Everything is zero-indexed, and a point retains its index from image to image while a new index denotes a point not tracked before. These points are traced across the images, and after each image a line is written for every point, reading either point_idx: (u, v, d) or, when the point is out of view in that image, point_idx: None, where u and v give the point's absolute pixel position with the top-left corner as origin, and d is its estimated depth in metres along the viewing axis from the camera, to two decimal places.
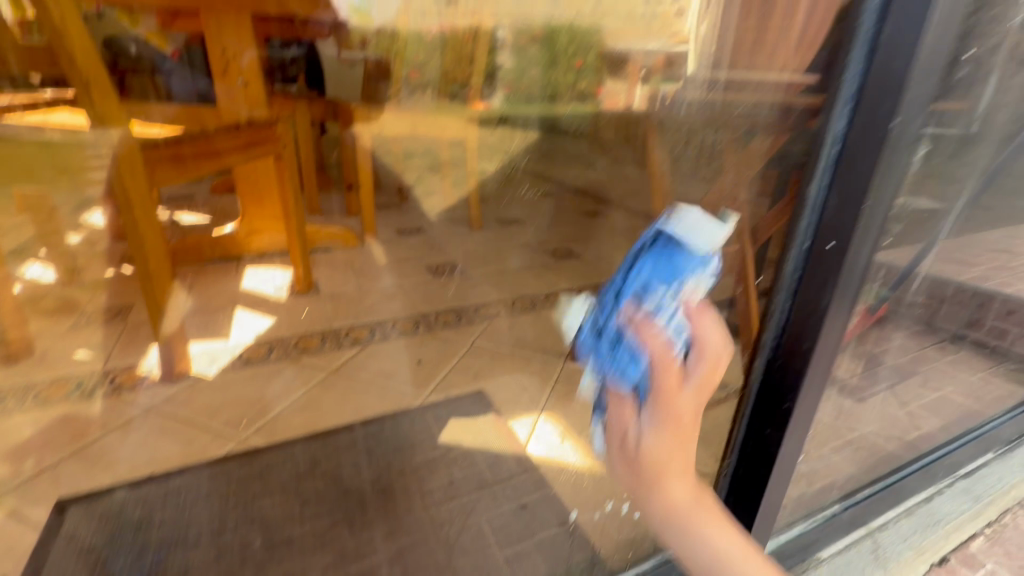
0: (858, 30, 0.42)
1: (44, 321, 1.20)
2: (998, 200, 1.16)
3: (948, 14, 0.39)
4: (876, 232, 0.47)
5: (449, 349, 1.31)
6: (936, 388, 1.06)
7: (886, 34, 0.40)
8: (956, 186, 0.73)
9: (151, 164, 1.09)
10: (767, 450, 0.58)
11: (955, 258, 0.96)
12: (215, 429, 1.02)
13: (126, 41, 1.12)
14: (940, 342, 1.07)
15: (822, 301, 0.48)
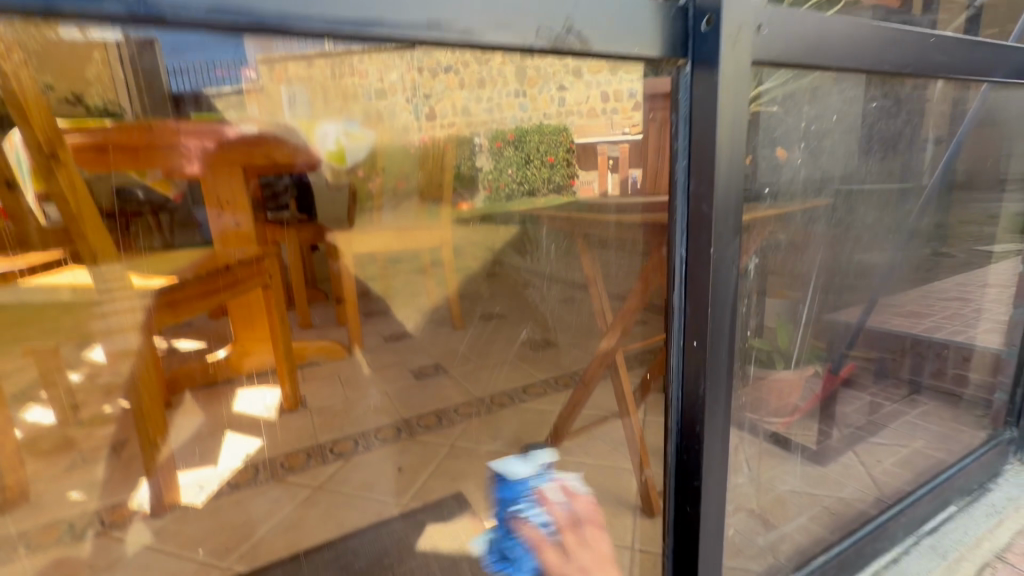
0: (677, 186, 0.61)
1: (42, 464, 1.28)
2: (910, 256, 1.32)
3: (726, 181, 0.58)
4: (728, 335, 0.61)
5: (428, 455, 1.40)
6: (864, 454, 1.32)
7: (694, 190, 0.59)
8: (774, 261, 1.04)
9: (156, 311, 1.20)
10: (691, 525, 0.66)
11: (823, 333, 1.24)
12: (199, 559, 1.16)
13: (132, 189, 1.16)
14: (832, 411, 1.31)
15: (700, 389, 0.61)
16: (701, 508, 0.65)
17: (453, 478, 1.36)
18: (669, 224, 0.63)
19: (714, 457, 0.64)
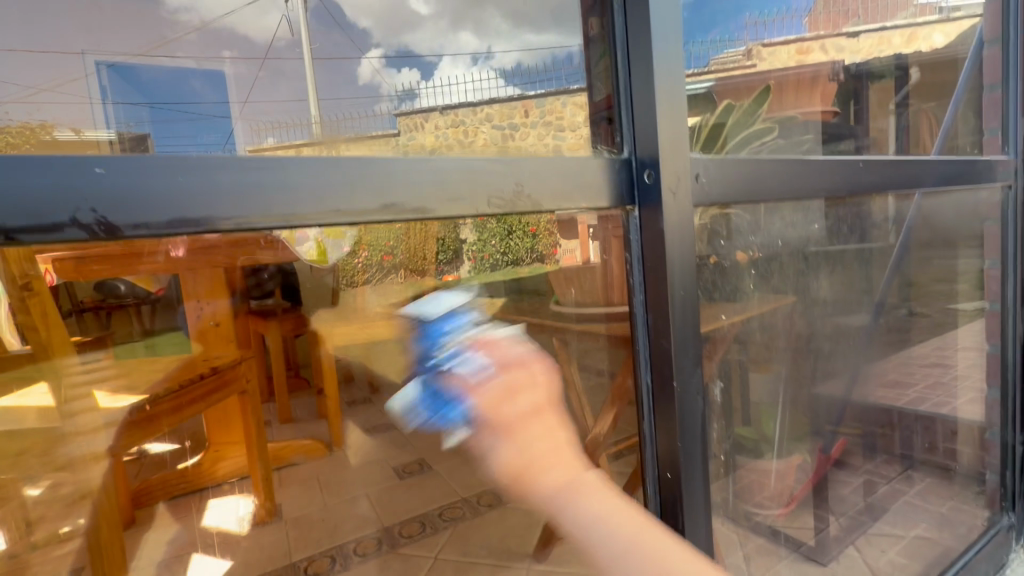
0: (637, 318, 0.66)
1: None
2: (890, 330, 1.37)
3: (682, 315, 0.64)
4: (700, 463, 0.66)
5: (412, 568, 1.28)
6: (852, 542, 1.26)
7: (653, 323, 0.64)
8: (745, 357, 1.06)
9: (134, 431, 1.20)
10: None
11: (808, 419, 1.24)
12: None
13: (118, 284, 1.14)
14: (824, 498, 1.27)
15: (678, 520, 0.65)
16: None
17: None
18: (632, 359, 0.68)
19: None
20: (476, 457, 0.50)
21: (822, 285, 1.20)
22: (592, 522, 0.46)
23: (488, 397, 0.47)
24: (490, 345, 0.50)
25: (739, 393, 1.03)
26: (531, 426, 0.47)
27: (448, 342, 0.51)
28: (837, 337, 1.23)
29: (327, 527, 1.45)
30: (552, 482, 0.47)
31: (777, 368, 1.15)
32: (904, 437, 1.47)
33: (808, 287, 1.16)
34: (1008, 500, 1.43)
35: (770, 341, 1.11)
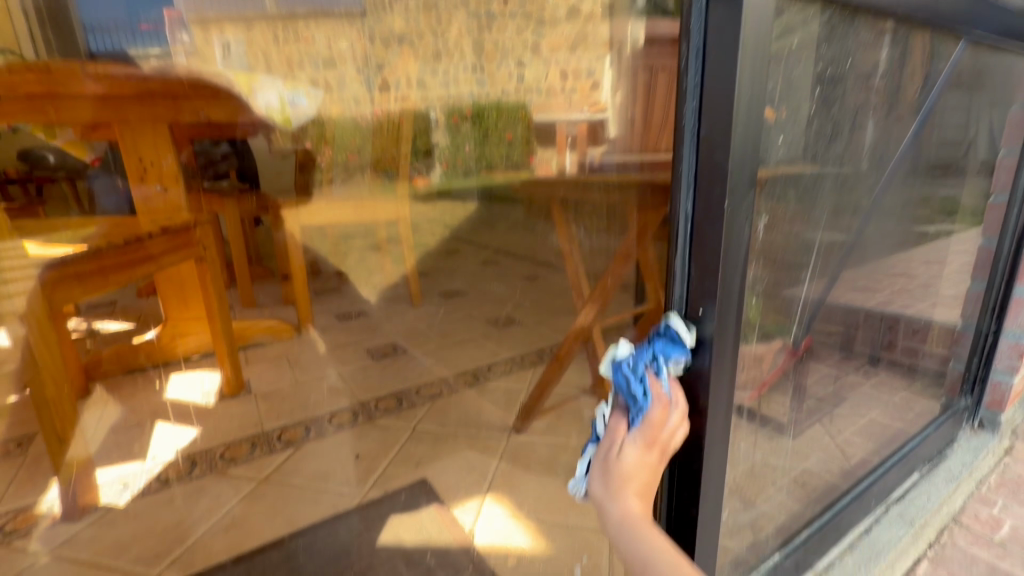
0: (684, 109, 0.48)
1: None
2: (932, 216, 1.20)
3: (748, 107, 0.46)
4: (736, 300, 0.52)
5: (390, 438, 1.22)
6: (865, 413, 1.13)
7: (707, 111, 0.46)
8: (813, 214, 0.84)
9: (83, 279, 1.02)
10: (687, 515, 0.59)
11: (857, 286, 1.09)
12: (122, 568, 0.87)
13: (43, 153, 1.31)
14: (859, 368, 1.14)
15: (704, 363, 0.52)
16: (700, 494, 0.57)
17: (417, 463, 1.12)
18: (671, 176, 0.52)
19: (717, 430, 0.56)
20: (606, 497, 0.55)
21: (893, 161, 1.03)
22: (647, 541, 0.53)
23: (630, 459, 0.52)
24: (621, 428, 0.54)
25: (798, 247, 0.79)
26: (651, 461, 0.53)
27: (637, 364, 0.53)
28: (885, 214, 1.09)
29: (301, 401, 1.41)
30: (618, 517, 0.54)
31: (832, 242, 0.94)
32: (886, 332, 1.20)
33: (878, 162, 0.99)
34: (969, 384, 1.34)
35: (837, 224, 0.94)
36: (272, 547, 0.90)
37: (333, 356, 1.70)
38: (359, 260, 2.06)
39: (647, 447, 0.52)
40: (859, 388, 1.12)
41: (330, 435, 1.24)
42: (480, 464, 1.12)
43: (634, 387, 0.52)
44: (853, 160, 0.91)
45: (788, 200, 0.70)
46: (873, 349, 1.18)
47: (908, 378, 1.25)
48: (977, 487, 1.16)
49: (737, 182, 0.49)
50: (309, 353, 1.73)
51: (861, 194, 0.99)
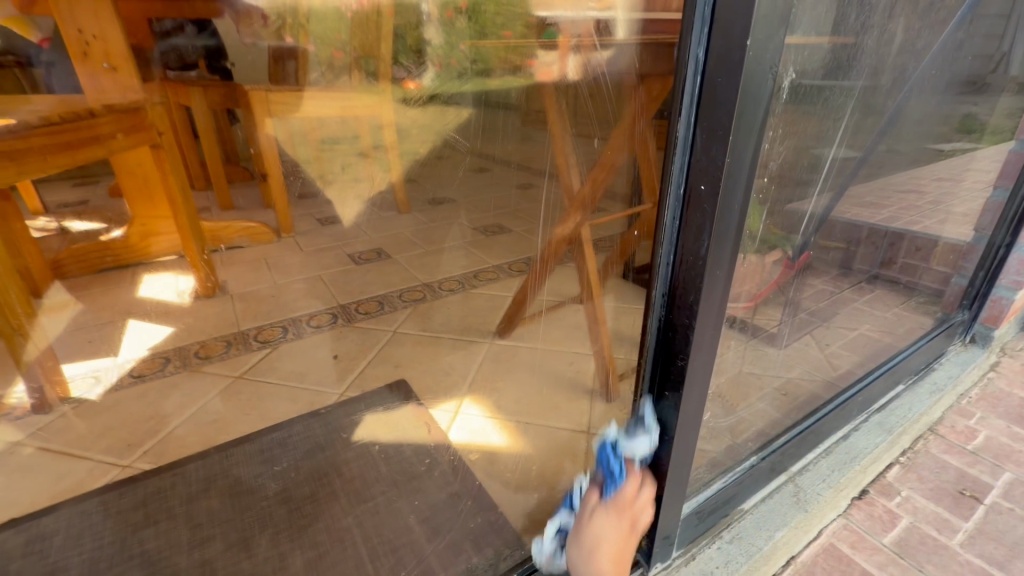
0: None
1: None
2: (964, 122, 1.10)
3: None
4: (746, 172, 0.44)
5: (369, 339, 1.19)
6: (857, 326, 1.10)
7: None
8: (842, 101, 0.74)
9: (23, 152, 0.91)
10: (665, 415, 0.55)
11: (866, 199, 1.03)
12: (95, 457, 0.86)
13: None
14: (856, 284, 1.10)
15: (701, 250, 0.45)
16: (683, 392, 0.52)
17: (396, 366, 1.09)
18: (682, 9, 0.41)
19: (708, 327, 0.50)
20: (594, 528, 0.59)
21: (929, 54, 0.90)
22: None
23: (604, 557, 0.59)
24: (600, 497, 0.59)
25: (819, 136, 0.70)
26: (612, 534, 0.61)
27: (613, 462, 0.59)
28: (918, 113, 0.99)
29: (280, 303, 1.37)
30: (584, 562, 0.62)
31: (855, 138, 0.86)
32: (886, 248, 1.14)
33: (916, 55, 0.87)
34: (968, 299, 1.30)
35: (860, 119, 0.84)
36: (245, 441, 0.88)
37: (313, 261, 1.63)
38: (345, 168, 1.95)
39: (620, 510, 0.58)
40: (852, 302, 1.08)
41: (306, 336, 1.20)
42: (461, 367, 1.09)
43: (610, 463, 0.60)
44: (894, 39, 0.79)
45: (815, 76, 0.60)
46: (871, 267, 1.12)
47: (904, 295, 1.22)
48: (958, 401, 1.16)
49: (765, 20, 0.38)
50: (287, 258, 1.67)
51: (896, 82, 0.88)
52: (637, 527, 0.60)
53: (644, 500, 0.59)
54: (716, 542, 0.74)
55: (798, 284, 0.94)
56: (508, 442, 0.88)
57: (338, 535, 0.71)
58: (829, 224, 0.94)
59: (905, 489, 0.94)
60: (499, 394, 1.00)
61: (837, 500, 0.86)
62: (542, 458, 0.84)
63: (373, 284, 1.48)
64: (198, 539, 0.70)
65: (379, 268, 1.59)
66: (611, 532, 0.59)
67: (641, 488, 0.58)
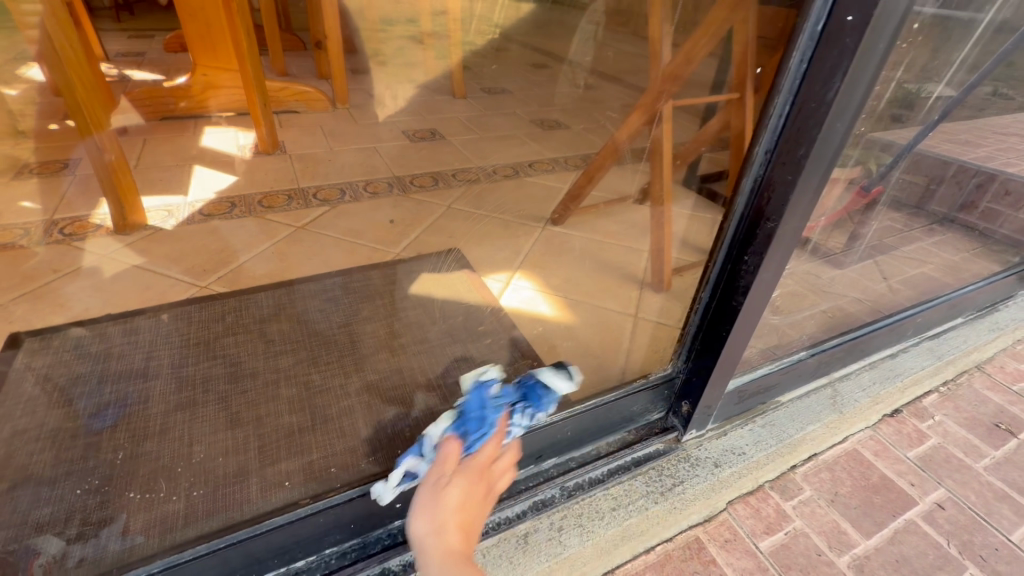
0: None
1: None
2: None
3: None
4: (905, 4, 0.39)
5: (425, 210, 1.20)
6: (919, 264, 1.04)
7: None
8: None
9: None
10: (739, 278, 0.55)
11: (980, 115, 0.93)
12: (175, 276, 0.92)
13: None
14: (928, 224, 1.05)
15: (828, 95, 0.42)
16: (764, 257, 0.52)
17: (450, 235, 1.11)
18: None
19: (811, 187, 0.47)
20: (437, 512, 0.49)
21: None
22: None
23: (448, 532, 0.48)
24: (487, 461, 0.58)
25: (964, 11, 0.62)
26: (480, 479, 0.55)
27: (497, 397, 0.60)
28: None
29: (336, 167, 1.38)
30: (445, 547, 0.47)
31: (998, 31, 0.76)
32: (971, 189, 1.08)
33: None
34: None
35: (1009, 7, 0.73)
36: (309, 281, 0.92)
37: (369, 134, 1.62)
38: (401, 52, 2.23)
39: (474, 476, 0.53)
40: (920, 242, 1.04)
41: (363, 200, 1.22)
42: (513, 244, 1.10)
43: (483, 411, 0.57)
44: None
45: None
46: (949, 209, 1.08)
47: (980, 241, 1.15)
48: (1014, 345, 1.13)
49: None
50: (342, 127, 1.66)
51: None
52: (484, 481, 0.54)
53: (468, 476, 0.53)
54: (749, 424, 0.77)
55: (881, 198, 0.88)
56: (557, 314, 0.90)
57: (396, 367, 0.76)
58: (936, 134, 0.86)
59: (939, 414, 0.94)
60: (550, 273, 1.02)
61: (872, 410, 0.88)
62: (589, 334, 0.86)
63: (427, 161, 1.47)
64: (273, 352, 0.76)
65: (434, 147, 1.58)
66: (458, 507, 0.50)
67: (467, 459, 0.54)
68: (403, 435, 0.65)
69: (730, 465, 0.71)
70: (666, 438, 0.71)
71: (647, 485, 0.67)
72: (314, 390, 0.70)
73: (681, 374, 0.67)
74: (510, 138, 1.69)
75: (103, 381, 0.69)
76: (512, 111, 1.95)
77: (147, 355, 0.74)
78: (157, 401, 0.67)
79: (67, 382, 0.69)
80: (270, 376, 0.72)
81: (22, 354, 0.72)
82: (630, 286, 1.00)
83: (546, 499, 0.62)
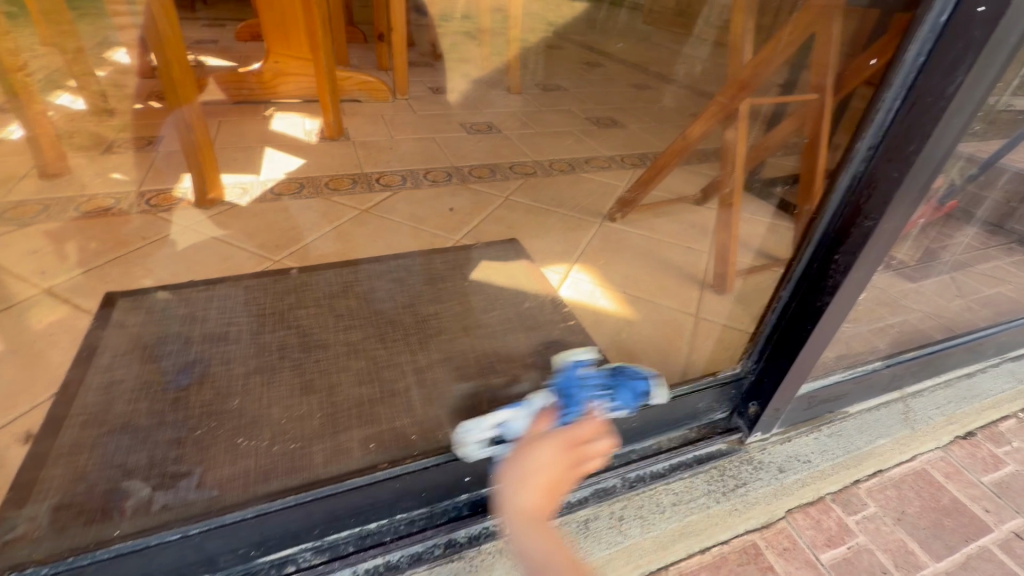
0: None
1: (87, 156, 1.20)
2: None
3: None
4: None
5: (483, 200, 1.22)
6: (1003, 282, 0.98)
7: None
8: None
9: None
10: (827, 278, 0.53)
11: None
12: (250, 250, 0.97)
13: None
14: (1011, 241, 0.99)
15: (950, 88, 0.41)
16: (858, 256, 0.50)
17: (509, 226, 1.12)
18: None
19: (919, 184, 0.46)
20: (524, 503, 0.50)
21: None
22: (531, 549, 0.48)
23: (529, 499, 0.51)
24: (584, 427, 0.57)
25: None
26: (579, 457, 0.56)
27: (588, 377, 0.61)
28: None
29: (397, 155, 1.42)
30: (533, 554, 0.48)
31: None
32: None
33: None
34: None
35: None
36: (374, 262, 0.95)
37: (428, 125, 1.66)
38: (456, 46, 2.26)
39: (565, 445, 0.54)
40: (1004, 259, 0.99)
41: (424, 188, 1.25)
42: (571, 238, 1.10)
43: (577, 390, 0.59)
44: None
45: None
46: None
47: None
48: None
49: None
50: (402, 118, 1.70)
51: None
52: (575, 454, 0.55)
53: (598, 437, 0.58)
54: (815, 432, 0.75)
55: (968, 209, 0.84)
56: (617, 308, 0.90)
57: (459, 349, 0.77)
58: None
59: (1017, 440, 0.89)
60: (608, 268, 1.01)
61: (946, 430, 0.83)
62: (650, 331, 0.85)
63: (484, 153, 1.49)
64: (343, 326, 0.79)
65: (490, 140, 1.60)
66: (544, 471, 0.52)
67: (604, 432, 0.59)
68: (467, 415, 0.66)
69: (795, 472, 0.69)
70: (729, 439, 0.69)
71: (708, 484, 0.66)
72: (381, 365, 0.73)
73: (751, 374, 0.66)
74: (564, 135, 1.69)
75: (188, 341, 0.73)
76: (566, 109, 1.95)
77: (226, 321, 0.78)
78: (238, 364, 0.71)
79: (154, 340, 0.73)
80: (340, 349, 0.74)
81: (117, 312, 0.78)
82: (691, 286, 0.98)
83: (607, 488, 0.63)
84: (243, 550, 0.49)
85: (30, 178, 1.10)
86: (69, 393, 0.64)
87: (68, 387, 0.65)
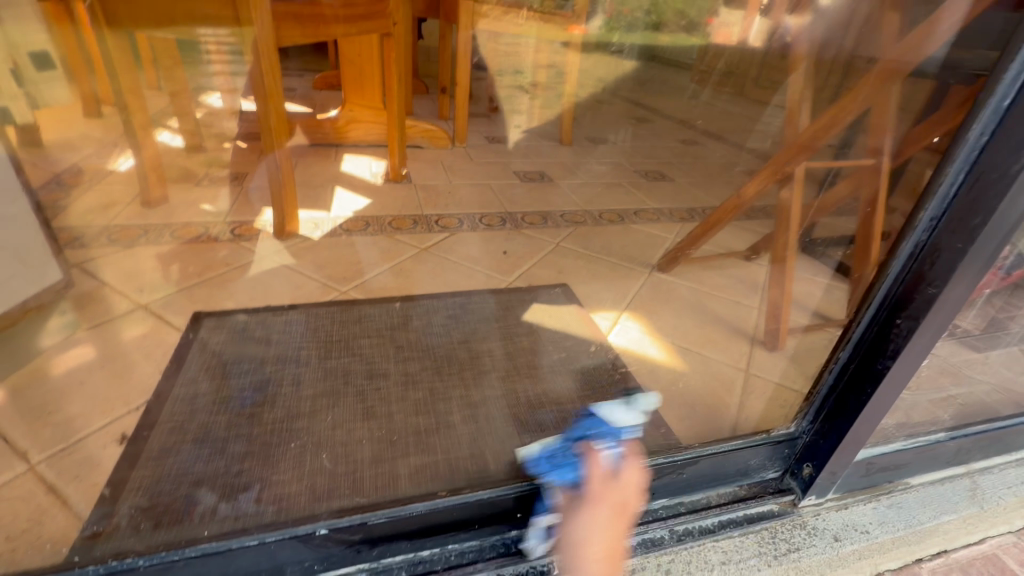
0: None
1: (183, 188, 1.34)
2: None
3: None
4: None
5: (535, 245, 1.27)
6: None
7: None
8: None
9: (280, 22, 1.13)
10: (887, 343, 0.54)
11: None
12: (320, 280, 1.04)
13: None
14: None
15: (1014, 166, 0.42)
16: (920, 322, 0.51)
17: (559, 271, 1.16)
18: None
19: (985, 256, 0.47)
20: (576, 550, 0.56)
21: None
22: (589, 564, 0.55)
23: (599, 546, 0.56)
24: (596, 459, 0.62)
25: None
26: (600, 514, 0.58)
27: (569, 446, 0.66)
28: None
29: (455, 199, 1.50)
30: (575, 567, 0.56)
31: None
32: None
33: None
34: None
35: None
36: (432, 298, 1.00)
37: (484, 172, 1.75)
38: (512, 99, 2.40)
39: (596, 499, 0.58)
40: None
41: (479, 231, 1.32)
42: (620, 286, 1.13)
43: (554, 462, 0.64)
44: None
45: None
46: None
47: None
48: None
49: None
50: (460, 164, 1.81)
51: None
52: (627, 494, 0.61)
53: (632, 480, 0.61)
54: (873, 502, 0.72)
55: None
56: (665, 358, 0.91)
57: (511, 387, 0.80)
58: None
59: None
60: (657, 317, 1.03)
61: (1021, 513, 0.78)
62: (698, 384, 0.86)
63: (537, 201, 1.55)
64: (403, 356, 0.83)
65: (542, 188, 1.67)
66: (603, 532, 0.57)
67: (624, 469, 0.61)
68: (517, 453, 0.69)
69: (852, 542, 0.66)
70: (781, 500, 0.68)
71: (759, 546, 0.64)
72: (436, 397, 0.76)
73: (806, 435, 0.66)
74: (613, 186, 1.75)
75: (263, 361, 0.80)
76: (615, 161, 2.02)
77: (297, 344, 0.83)
78: (307, 386, 0.76)
79: (234, 358, 0.80)
80: (399, 379, 0.79)
81: (202, 330, 0.85)
82: (740, 342, 0.98)
83: (655, 538, 0.62)
84: (308, 563, 0.52)
85: (135, 206, 1.24)
86: (159, 401, 0.71)
87: (159, 394, 0.72)
